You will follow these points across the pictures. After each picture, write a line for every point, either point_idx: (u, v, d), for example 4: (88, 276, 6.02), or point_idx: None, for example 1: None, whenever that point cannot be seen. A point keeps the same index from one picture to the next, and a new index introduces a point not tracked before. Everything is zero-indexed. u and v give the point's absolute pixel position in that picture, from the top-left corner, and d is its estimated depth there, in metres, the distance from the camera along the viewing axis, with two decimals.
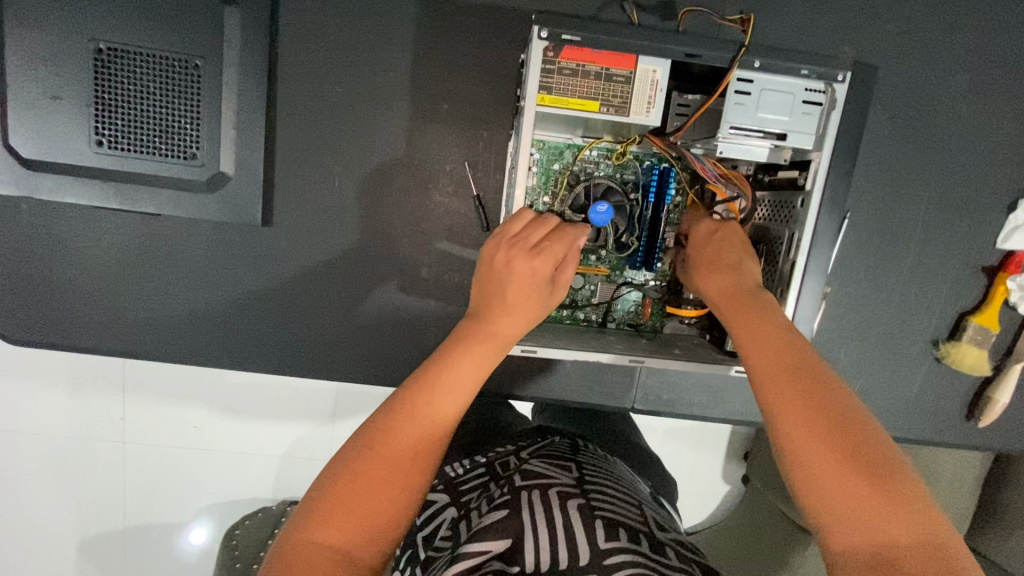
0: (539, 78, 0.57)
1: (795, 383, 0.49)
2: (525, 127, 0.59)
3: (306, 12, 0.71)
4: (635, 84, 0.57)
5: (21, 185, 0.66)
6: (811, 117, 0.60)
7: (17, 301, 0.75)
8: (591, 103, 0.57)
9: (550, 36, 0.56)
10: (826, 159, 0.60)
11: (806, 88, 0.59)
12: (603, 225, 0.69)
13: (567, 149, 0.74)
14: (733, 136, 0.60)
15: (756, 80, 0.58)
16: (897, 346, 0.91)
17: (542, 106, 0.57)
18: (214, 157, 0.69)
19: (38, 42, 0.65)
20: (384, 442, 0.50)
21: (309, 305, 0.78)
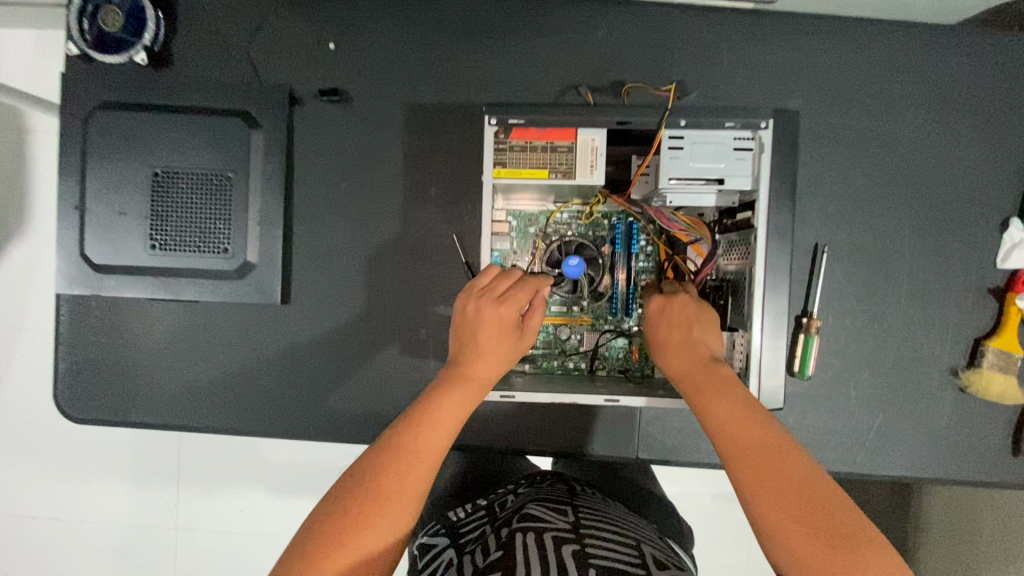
0: (494, 156, 0.67)
1: (768, 459, 0.53)
2: (486, 198, 0.67)
3: (316, 127, 0.86)
4: (577, 152, 0.67)
5: (93, 286, 0.83)
6: (744, 161, 0.65)
7: (80, 386, 0.87)
8: (541, 171, 0.67)
9: (498, 123, 0.66)
10: (764, 197, 0.64)
11: (734, 136, 0.66)
12: (578, 277, 0.75)
13: (541, 215, 0.82)
14: (676, 185, 0.66)
15: (686, 137, 0.66)
16: (913, 378, 0.88)
17: (498, 179, 0.67)
18: (241, 249, 0.82)
19: (109, 173, 0.82)
20: (374, 478, 0.55)
21: (324, 372, 0.87)
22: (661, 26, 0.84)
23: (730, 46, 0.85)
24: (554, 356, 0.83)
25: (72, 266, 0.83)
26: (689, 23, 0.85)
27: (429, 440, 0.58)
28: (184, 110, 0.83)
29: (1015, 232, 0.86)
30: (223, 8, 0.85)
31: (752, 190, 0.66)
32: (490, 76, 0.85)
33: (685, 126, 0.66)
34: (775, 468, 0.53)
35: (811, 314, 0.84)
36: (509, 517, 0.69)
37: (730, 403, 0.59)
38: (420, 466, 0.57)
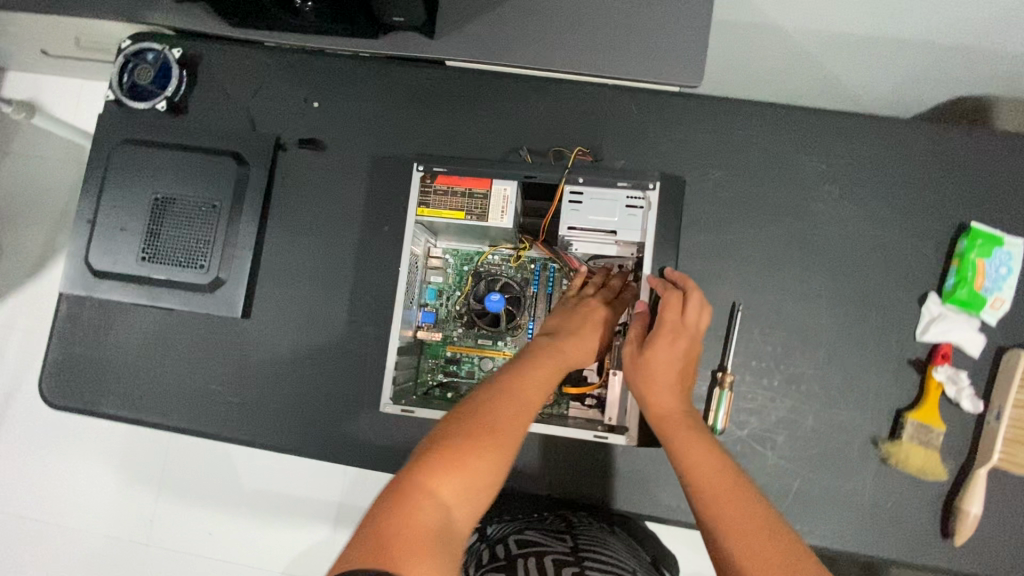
0: (419, 197, 0.79)
1: (740, 502, 0.63)
2: (409, 231, 0.79)
3: (294, 169, 1.00)
4: (491, 198, 0.79)
5: (88, 288, 0.96)
6: (635, 217, 0.77)
7: (61, 376, 0.98)
8: (459, 213, 0.79)
9: (425, 170, 0.81)
10: (646, 247, 0.76)
11: (627, 196, 0.78)
12: (499, 312, 0.85)
13: (475, 255, 0.91)
14: (575, 234, 0.78)
15: (584, 193, 0.78)
16: (834, 444, 0.88)
17: (421, 216, 0.79)
18: (215, 266, 0.95)
19: (120, 195, 0.98)
20: (457, 448, 0.60)
21: (271, 383, 0.96)
22: (595, 102, 0.96)
23: (657, 120, 0.95)
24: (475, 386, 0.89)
25: (75, 270, 0.97)
26: (619, 101, 0.97)
27: (512, 421, 0.64)
28: (187, 148, 0.99)
29: (933, 306, 0.89)
30: (233, 70, 1.03)
31: (638, 241, 0.77)
32: (444, 136, 0.98)
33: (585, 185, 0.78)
34: (742, 512, 0.62)
35: (726, 370, 0.87)
36: (508, 540, 0.80)
37: (701, 450, 0.69)
38: (507, 442, 0.62)
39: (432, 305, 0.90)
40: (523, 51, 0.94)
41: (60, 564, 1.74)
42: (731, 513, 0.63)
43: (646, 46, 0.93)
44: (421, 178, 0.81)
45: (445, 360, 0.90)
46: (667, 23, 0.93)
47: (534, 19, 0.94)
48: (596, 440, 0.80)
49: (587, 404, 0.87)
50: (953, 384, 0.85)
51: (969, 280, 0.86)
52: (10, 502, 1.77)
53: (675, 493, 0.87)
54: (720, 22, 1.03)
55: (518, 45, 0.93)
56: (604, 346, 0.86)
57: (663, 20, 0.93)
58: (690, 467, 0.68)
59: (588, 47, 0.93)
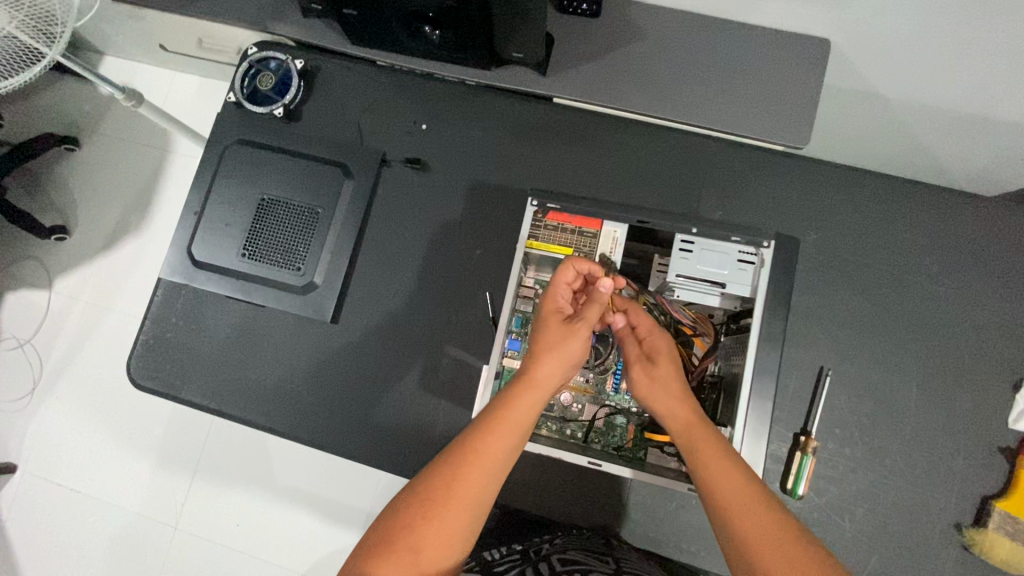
0: (530, 229, 0.83)
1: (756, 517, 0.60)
2: (517, 260, 0.83)
3: (395, 184, 1.04)
4: (600, 239, 0.82)
5: (188, 276, 1.00)
6: (746, 271, 0.78)
7: (148, 357, 1.01)
8: (567, 249, 0.82)
9: (538, 205, 0.84)
10: (759, 304, 0.76)
11: (740, 250, 0.79)
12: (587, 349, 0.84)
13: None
14: (682, 281, 0.79)
15: (696, 242, 0.80)
16: (913, 523, 0.86)
17: (531, 248, 0.83)
18: (312, 271, 0.99)
19: (229, 192, 1.02)
20: (404, 528, 0.59)
21: (350, 391, 0.98)
22: (696, 153, 0.99)
23: (757, 177, 0.96)
24: (554, 420, 0.90)
25: (178, 258, 1.01)
26: (721, 154, 0.99)
27: (466, 485, 0.61)
28: (297, 154, 1.03)
29: None
30: (347, 84, 1.07)
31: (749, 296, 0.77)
32: (544, 171, 1.01)
33: (698, 235, 0.81)
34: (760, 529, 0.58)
35: (809, 435, 0.87)
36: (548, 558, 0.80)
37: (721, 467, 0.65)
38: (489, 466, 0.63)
39: (518, 333, 0.91)
40: (633, 98, 0.97)
41: (88, 537, 1.76)
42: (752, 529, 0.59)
43: (753, 105, 0.96)
44: (533, 212, 0.85)
45: None
46: (777, 85, 0.95)
47: (647, 68, 0.97)
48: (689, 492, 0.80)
49: (665, 451, 0.87)
50: None
51: None
52: (51, 468, 1.81)
53: None
54: (826, 87, 1.04)
55: (629, 91, 0.97)
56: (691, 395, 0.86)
57: (773, 83, 0.95)
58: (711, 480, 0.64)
59: (696, 100, 0.96)
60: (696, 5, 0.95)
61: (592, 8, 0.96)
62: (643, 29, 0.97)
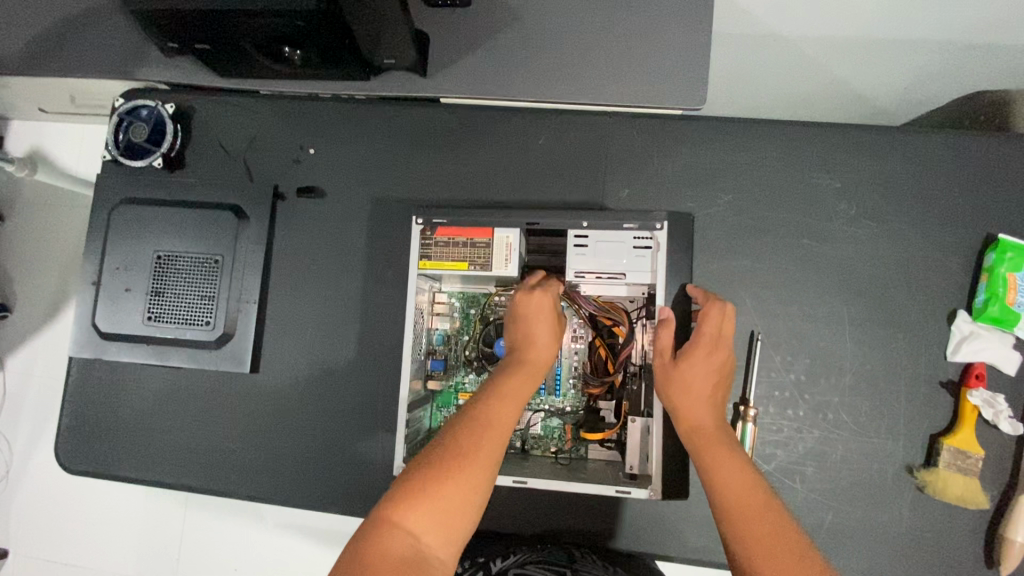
0: (421, 249, 0.86)
1: (751, 497, 0.63)
2: (412, 281, 0.84)
3: (294, 217, 0.99)
4: (493, 247, 0.84)
5: (96, 350, 0.96)
6: (644, 257, 0.82)
7: (74, 439, 0.97)
8: (462, 263, 0.84)
9: (425, 223, 0.87)
10: (658, 286, 0.80)
11: (635, 237, 0.83)
12: None
13: (482, 296, 0.91)
14: (584, 277, 0.82)
15: (590, 236, 0.83)
16: (865, 473, 0.84)
17: (423, 269, 0.85)
18: (222, 321, 0.95)
19: (123, 254, 0.97)
20: (432, 477, 0.61)
21: (284, 436, 0.95)
22: (596, 131, 0.94)
23: (661, 146, 0.92)
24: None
25: (83, 333, 0.97)
26: (622, 128, 0.94)
27: (484, 448, 0.64)
28: (185, 203, 0.98)
29: (963, 324, 0.85)
30: (223, 121, 1.01)
31: (650, 281, 0.81)
32: (445, 176, 0.96)
33: (592, 228, 0.84)
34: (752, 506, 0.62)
35: (748, 404, 0.84)
36: None
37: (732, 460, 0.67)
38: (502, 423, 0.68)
39: (441, 351, 0.90)
40: (521, 86, 0.93)
41: None
42: (747, 512, 0.62)
43: (647, 70, 0.91)
44: (422, 231, 0.87)
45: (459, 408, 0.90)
46: (665, 47, 0.91)
47: (529, 52, 0.93)
48: (618, 494, 0.76)
49: (606, 446, 0.86)
50: (989, 406, 0.82)
51: (1001, 296, 0.82)
52: (37, 547, 1.81)
53: (702, 533, 0.86)
54: (718, 36, 0.99)
55: (514, 81, 0.92)
56: (623, 385, 0.85)
57: (660, 46, 0.91)
58: (718, 469, 0.67)
59: (585, 78, 0.92)
60: None
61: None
62: (518, 12, 0.93)
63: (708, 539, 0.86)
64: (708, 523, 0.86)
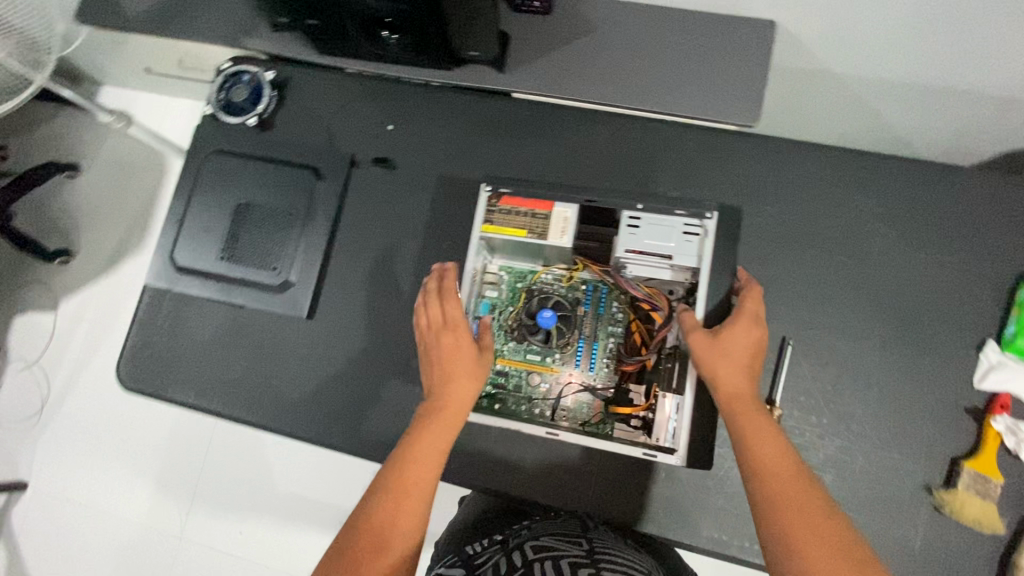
0: (486, 213, 0.95)
1: (788, 471, 0.66)
2: (475, 240, 0.93)
3: (364, 184, 1.08)
4: (551, 220, 0.92)
5: (172, 281, 1.05)
6: (691, 243, 0.90)
7: (137, 361, 1.05)
8: (520, 231, 0.93)
9: (492, 192, 0.96)
10: (703, 270, 0.88)
11: (685, 225, 0.91)
12: (549, 328, 0.91)
13: (529, 273, 1.00)
14: (633, 254, 0.91)
15: (643, 219, 0.92)
16: (883, 486, 0.86)
17: (486, 231, 0.94)
18: (287, 269, 1.03)
19: (208, 198, 1.07)
20: (379, 510, 0.69)
21: (328, 382, 1.02)
22: (652, 138, 1.02)
23: (712, 156, 1.00)
24: (523, 399, 0.94)
25: (162, 264, 1.06)
26: (675, 137, 1.02)
27: (406, 508, 0.69)
28: (270, 161, 1.08)
29: (991, 354, 0.88)
30: (314, 91, 1.12)
31: (695, 265, 0.89)
32: (508, 163, 1.05)
33: (645, 213, 0.93)
34: (789, 481, 0.65)
35: (773, 404, 0.88)
36: (520, 544, 0.80)
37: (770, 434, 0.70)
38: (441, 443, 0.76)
39: (485, 318, 0.96)
40: (587, 88, 1.02)
41: (101, 547, 1.87)
42: (784, 484, 0.65)
43: (705, 87, 1.00)
44: (488, 199, 0.96)
45: (495, 373, 0.95)
46: (724, 68, 0.99)
47: (599, 59, 1.02)
48: (644, 456, 0.85)
49: (632, 425, 0.90)
50: (1012, 434, 0.84)
51: None
52: (65, 483, 1.92)
53: (715, 525, 0.89)
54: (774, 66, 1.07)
55: (582, 83, 1.01)
56: (654, 369, 0.92)
57: (720, 67, 0.99)
58: (758, 441, 0.69)
59: (647, 88, 1.00)
60: None
61: (546, 4, 1.00)
62: (593, 23, 1.02)
63: (721, 532, 0.88)
64: (721, 517, 0.89)
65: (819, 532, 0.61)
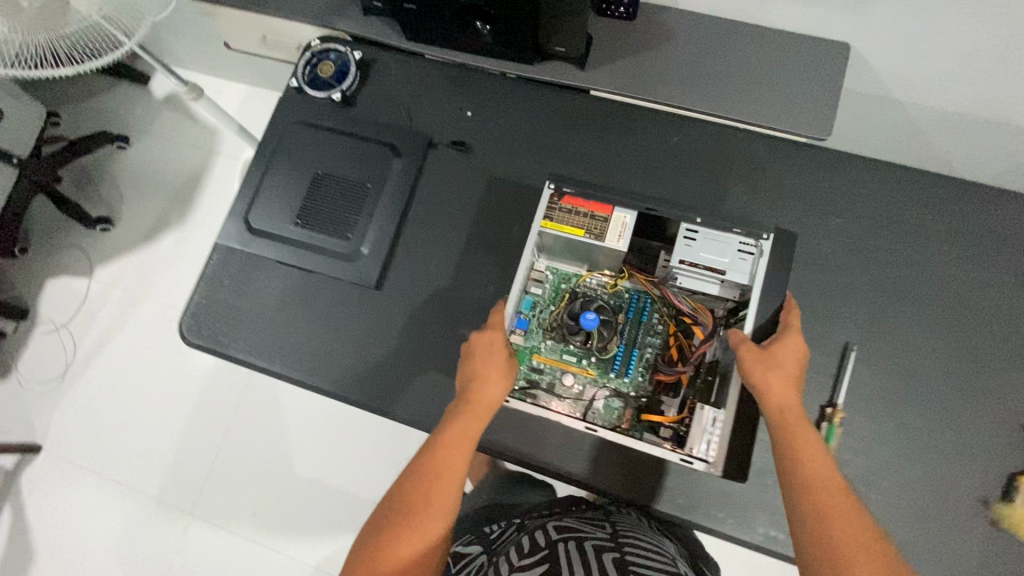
0: (545, 211, 0.96)
1: (829, 484, 0.71)
2: (532, 237, 0.95)
3: (439, 165, 1.11)
4: (610, 223, 0.93)
5: (245, 242, 1.07)
6: (745, 260, 0.90)
7: (202, 316, 1.07)
8: (579, 230, 0.93)
9: (555, 189, 0.97)
10: (754, 290, 0.88)
11: (741, 242, 0.91)
12: (591, 330, 0.92)
13: (574, 276, 1.02)
14: (687, 265, 0.91)
15: (700, 231, 0.92)
16: (940, 496, 0.88)
17: (545, 228, 0.95)
18: (360, 239, 1.06)
19: (287, 166, 1.10)
20: (411, 492, 0.77)
21: (390, 352, 1.03)
22: (725, 142, 1.06)
23: (782, 166, 1.03)
24: (554, 397, 0.98)
25: (236, 225, 1.08)
26: (746, 144, 1.06)
27: (436, 492, 0.77)
28: (350, 135, 1.11)
29: None
30: (398, 72, 1.16)
31: (745, 284, 0.89)
32: (581, 156, 1.09)
33: (703, 225, 0.93)
34: (832, 493, 0.70)
35: (836, 406, 0.90)
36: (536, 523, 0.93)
37: (816, 449, 0.74)
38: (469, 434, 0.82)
39: (528, 314, 0.99)
40: (665, 91, 1.05)
41: (108, 519, 1.84)
42: (825, 495, 0.70)
43: (778, 100, 1.04)
44: (550, 195, 0.97)
45: (531, 368, 0.99)
46: (800, 83, 1.02)
47: (678, 66, 1.06)
48: (681, 462, 0.87)
49: (660, 434, 0.94)
50: None
51: None
52: (79, 450, 1.90)
53: (771, 522, 0.89)
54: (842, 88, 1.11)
55: (661, 86, 1.05)
56: (688, 383, 0.95)
57: (795, 82, 1.03)
58: (807, 453, 0.74)
59: (724, 96, 1.04)
60: (726, 10, 1.03)
61: (630, 11, 1.05)
62: (675, 32, 1.07)
63: (779, 530, 0.89)
64: (778, 515, 0.89)
65: (864, 543, 0.65)
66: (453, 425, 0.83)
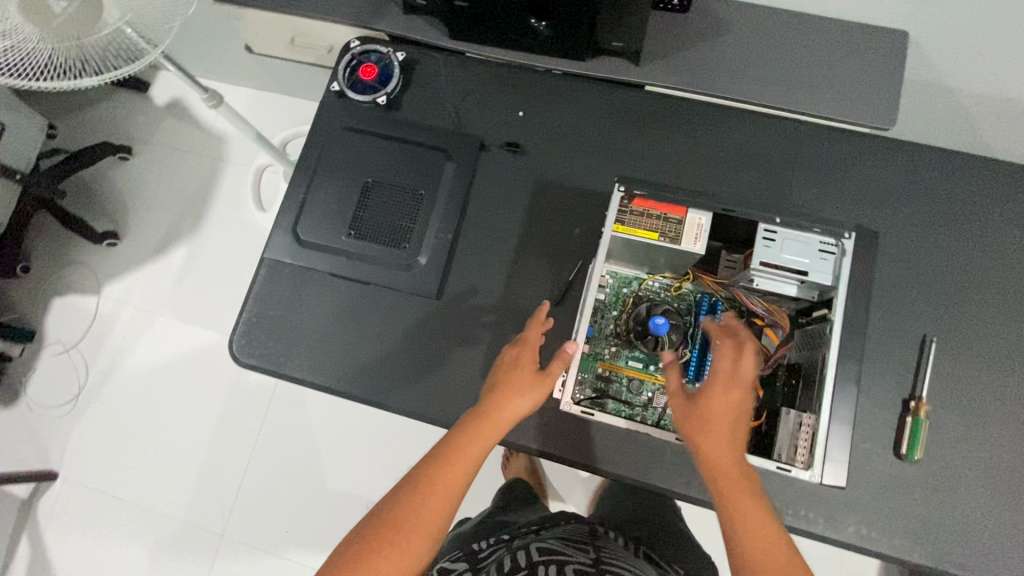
0: (617, 215, 0.91)
1: (782, 560, 0.68)
2: (605, 243, 0.90)
3: (493, 168, 1.07)
4: (685, 225, 0.90)
5: (296, 255, 1.02)
6: (828, 262, 0.88)
7: (254, 334, 1.02)
8: (653, 234, 0.90)
9: (625, 192, 0.93)
10: (841, 292, 0.86)
11: (822, 242, 0.89)
12: (661, 335, 0.89)
13: (635, 280, 0.98)
14: (768, 268, 0.88)
15: (780, 231, 0.89)
16: (1022, 485, 0.89)
17: (617, 232, 0.91)
18: (418, 248, 1.02)
19: (334, 174, 1.05)
20: (401, 507, 0.72)
21: (454, 364, 0.99)
22: (786, 136, 1.04)
23: (846, 159, 1.02)
24: (627, 406, 0.93)
25: (285, 237, 1.03)
26: (808, 137, 1.04)
27: (425, 512, 0.72)
28: (399, 140, 1.07)
29: None
30: (443, 73, 1.12)
31: (830, 286, 0.87)
32: (640, 155, 1.06)
33: (781, 226, 0.90)
34: (784, 569, 0.67)
35: (920, 399, 0.90)
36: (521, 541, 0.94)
37: (757, 516, 0.71)
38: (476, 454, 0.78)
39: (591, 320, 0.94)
40: (726, 85, 1.03)
41: (132, 546, 1.77)
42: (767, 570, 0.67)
43: (842, 90, 1.01)
44: (619, 198, 0.93)
45: (597, 376, 0.94)
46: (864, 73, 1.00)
47: (737, 58, 1.03)
48: (778, 471, 0.85)
49: None
50: None
51: None
52: (98, 476, 1.82)
53: (861, 520, 0.88)
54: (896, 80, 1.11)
55: (722, 80, 1.02)
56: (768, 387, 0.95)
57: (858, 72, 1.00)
58: (734, 517, 0.71)
59: (787, 87, 1.01)
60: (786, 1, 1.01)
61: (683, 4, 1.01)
62: (732, 24, 1.04)
63: (871, 529, 0.88)
64: (866, 512, 0.89)
65: None
66: (460, 440, 0.78)
